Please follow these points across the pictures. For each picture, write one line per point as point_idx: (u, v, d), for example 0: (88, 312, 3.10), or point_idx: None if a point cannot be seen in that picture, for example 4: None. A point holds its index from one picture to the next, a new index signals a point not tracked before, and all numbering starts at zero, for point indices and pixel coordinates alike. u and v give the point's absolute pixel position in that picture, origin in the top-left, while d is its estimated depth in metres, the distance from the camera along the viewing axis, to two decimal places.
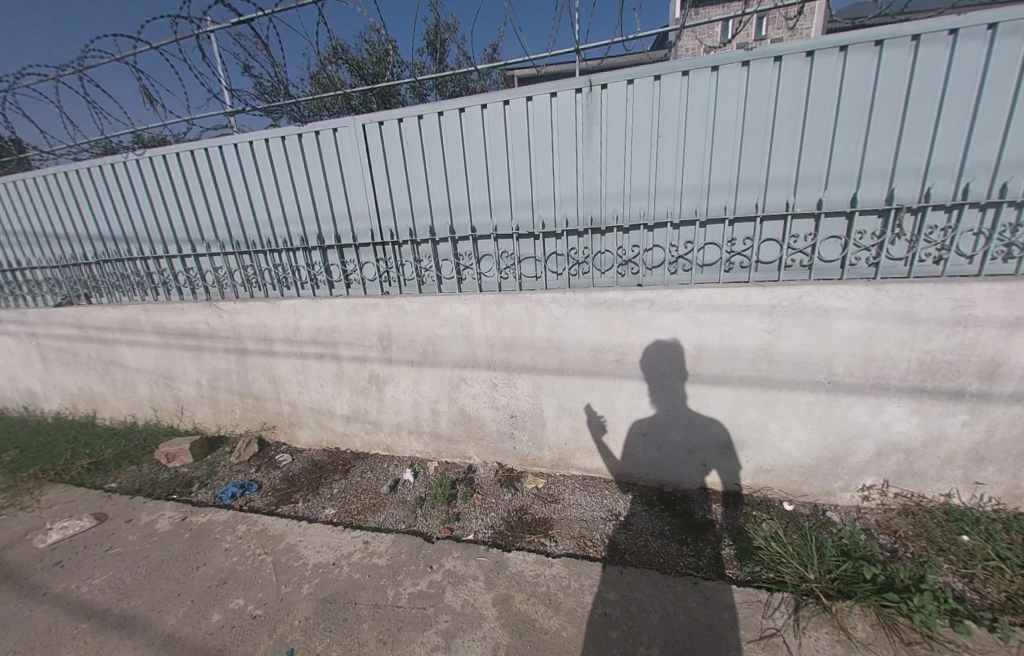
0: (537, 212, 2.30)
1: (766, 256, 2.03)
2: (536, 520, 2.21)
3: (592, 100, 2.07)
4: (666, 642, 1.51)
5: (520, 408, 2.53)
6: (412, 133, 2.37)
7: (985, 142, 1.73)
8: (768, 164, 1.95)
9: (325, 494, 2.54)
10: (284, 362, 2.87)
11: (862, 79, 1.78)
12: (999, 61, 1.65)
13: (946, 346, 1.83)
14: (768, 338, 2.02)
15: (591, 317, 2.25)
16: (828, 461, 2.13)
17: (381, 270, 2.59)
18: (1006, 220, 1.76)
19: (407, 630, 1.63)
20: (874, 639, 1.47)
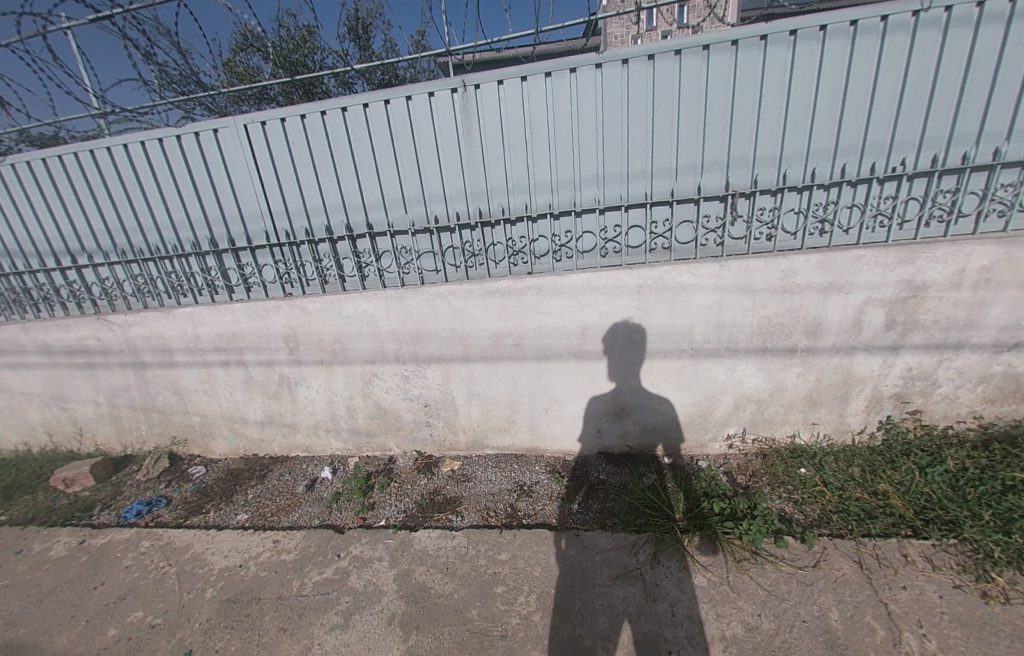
0: (430, 208, 2.38)
1: (634, 241, 2.25)
2: (446, 500, 2.35)
3: (467, 100, 2.16)
4: (543, 590, 1.71)
5: (432, 397, 2.63)
6: (296, 132, 2.35)
7: (796, 135, 2.01)
8: (627, 157, 2.15)
9: (238, 501, 2.53)
10: (186, 372, 2.82)
11: (696, 80, 1.99)
12: (801, 64, 1.91)
13: (779, 310, 2.15)
14: (639, 314, 2.26)
15: (487, 306, 2.38)
16: (698, 417, 2.43)
17: (280, 272, 2.56)
18: (818, 200, 2.05)
19: (308, 615, 1.71)
20: (712, 561, 1.77)
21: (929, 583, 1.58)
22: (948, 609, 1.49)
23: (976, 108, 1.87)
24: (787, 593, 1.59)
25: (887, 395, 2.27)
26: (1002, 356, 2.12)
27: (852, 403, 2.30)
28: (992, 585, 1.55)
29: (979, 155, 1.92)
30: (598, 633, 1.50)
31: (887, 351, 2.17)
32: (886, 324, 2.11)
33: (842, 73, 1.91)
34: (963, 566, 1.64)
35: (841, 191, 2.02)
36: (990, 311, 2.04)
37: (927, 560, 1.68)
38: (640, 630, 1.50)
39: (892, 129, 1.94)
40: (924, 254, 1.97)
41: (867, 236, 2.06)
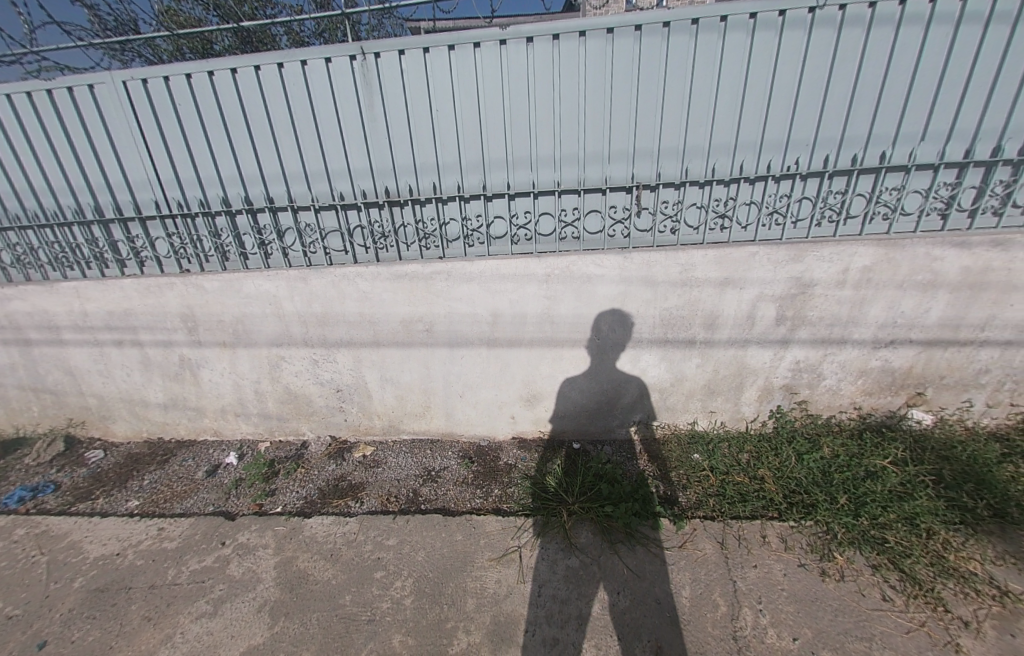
0: (334, 185, 2.26)
1: (544, 230, 2.24)
2: (350, 485, 2.31)
3: (367, 70, 2.03)
4: (422, 574, 1.72)
5: (345, 382, 2.56)
6: (183, 93, 2.16)
7: (698, 128, 2.02)
8: (534, 142, 2.10)
9: (132, 487, 2.42)
10: (77, 351, 2.63)
11: (600, 65, 1.94)
12: (702, 55, 1.90)
13: (679, 303, 2.22)
14: (547, 303, 2.27)
15: (395, 290, 2.29)
16: (606, 404, 2.50)
17: (174, 246, 2.39)
18: (718, 196, 2.10)
19: (176, 604, 1.66)
20: (588, 543, 1.84)
21: (778, 562, 1.70)
22: (789, 586, 1.60)
23: (865, 111, 1.93)
24: (648, 572, 1.68)
25: (777, 386, 2.39)
26: (880, 352, 2.26)
27: (746, 393, 2.42)
28: (831, 564, 1.68)
29: (867, 157, 2.00)
30: (463, 615, 1.54)
31: (778, 344, 2.27)
32: (776, 319, 2.21)
33: (741, 67, 1.91)
34: (812, 546, 1.76)
35: (739, 187, 2.07)
36: (870, 309, 2.15)
37: (782, 540, 1.80)
38: (504, 611, 1.55)
39: (789, 127, 1.99)
40: (811, 253, 2.06)
41: (763, 233, 2.13)
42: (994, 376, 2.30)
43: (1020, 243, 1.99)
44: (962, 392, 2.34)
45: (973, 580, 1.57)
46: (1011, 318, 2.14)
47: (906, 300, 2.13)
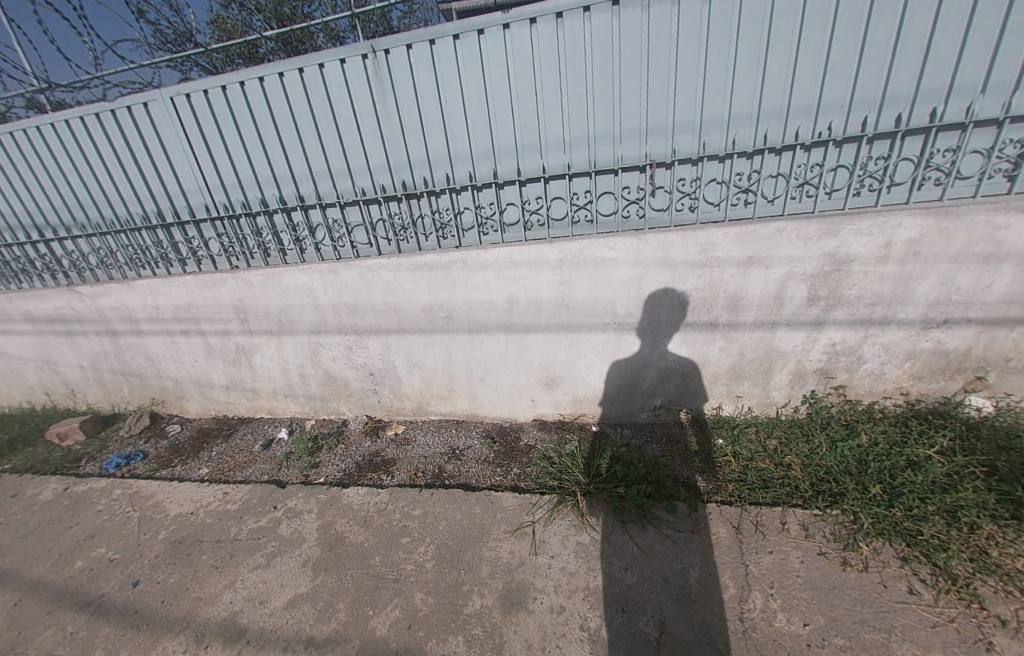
0: (355, 181, 2.38)
1: (557, 214, 2.23)
2: (382, 460, 2.51)
3: (378, 67, 2.10)
4: (442, 542, 1.87)
5: (376, 366, 2.73)
6: (221, 104, 2.36)
7: (717, 99, 1.90)
8: (543, 125, 2.08)
9: (203, 457, 2.80)
10: (153, 340, 3.03)
11: (609, 39, 1.87)
12: (719, 18, 1.77)
13: (699, 284, 2.15)
14: (562, 288, 2.30)
15: (416, 279, 2.40)
16: (626, 387, 2.50)
17: (223, 245, 2.66)
18: (740, 170, 1.98)
19: (238, 556, 1.94)
20: (600, 521, 1.90)
21: (796, 549, 1.67)
22: (804, 573, 1.57)
23: (913, 64, 1.73)
24: (657, 551, 1.72)
25: (810, 369, 2.26)
26: (932, 333, 2.06)
27: (776, 376, 2.31)
28: (855, 554, 1.62)
29: (915, 117, 1.80)
30: (478, 580, 1.68)
31: (810, 326, 2.14)
32: (808, 300, 2.08)
33: (763, 28, 1.77)
34: (835, 535, 1.70)
35: (764, 159, 1.94)
36: (919, 286, 1.96)
37: (802, 527, 1.76)
38: (514, 579, 1.66)
39: (820, 90, 1.82)
40: (847, 226, 1.91)
41: (793, 207, 1.99)
42: None
43: None
44: None
45: (1021, 581, 1.45)
46: None
47: (963, 275, 1.92)
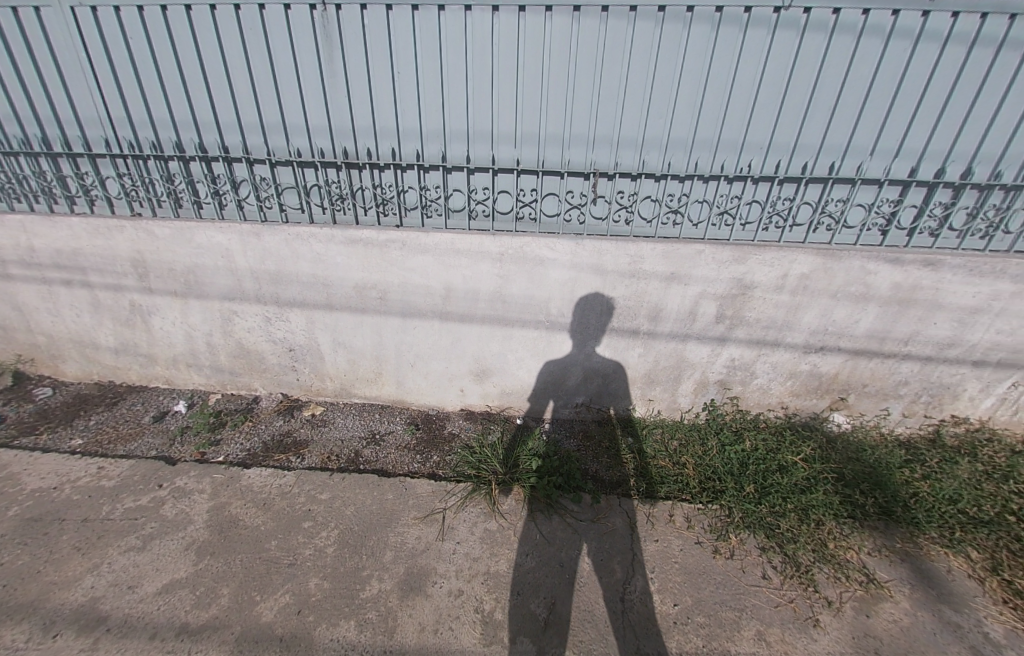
0: (292, 140, 2.21)
1: (503, 207, 2.25)
2: (294, 441, 2.38)
3: (328, 21, 1.95)
4: (347, 526, 1.81)
5: (298, 342, 2.57)
6: (132, 24, 2.04)
7: (658, 121, 2.03)
8: (497, 117, 2.08)
9: (78, 426, 2.45)
10: (24, 287, 2.58)
11: (567, 43, 1.90)
12: (667, 45, 1.88)
13: (626, 293, 2.30)
14: (500, 282, 2.33)
15: (351, 254, 2.28)
16: (551, 384, 2.60)
17: (125, 188, 2.32)
18: (671, 191, 2.15)
19: (107, 537, 1.73)
20: (509, 509, 1.96)
21: (678, 538, 1.85)
22: (682, 559, 1.76)
23: (820, 120, 1.98)
24: (558, 539, 1.82)
25: (711, 380, 2.53)
26: (809, 356, 2.39)
27: (682, 384, 2.55)
28: (725, 543, 1.84)
29: (816, 167, 2.06)
30: (379, 565, 1.65)
31: (715, 341, 2.39)
32: (715, 317, 2.32)
33: (705, 63, 1.91)
34: (711, 527, 1.92)
35: (692, 185, 2.12)
36: (804, 314, 2.27)
37: (686, 519, 1.96)
38: (417, 564, 1.66)
39: (746, 129, 2.02)
40: (754, 256, 2.15)
41: (712, 232, 2.21)
42: (911, 388, 2.46)
43: (948, 264, 2.12)
44: (881, 401, 2.51)
45: (847, 568, 1.74)
46: (933, 335, 2.28)
47: (838, 309, 2.24)
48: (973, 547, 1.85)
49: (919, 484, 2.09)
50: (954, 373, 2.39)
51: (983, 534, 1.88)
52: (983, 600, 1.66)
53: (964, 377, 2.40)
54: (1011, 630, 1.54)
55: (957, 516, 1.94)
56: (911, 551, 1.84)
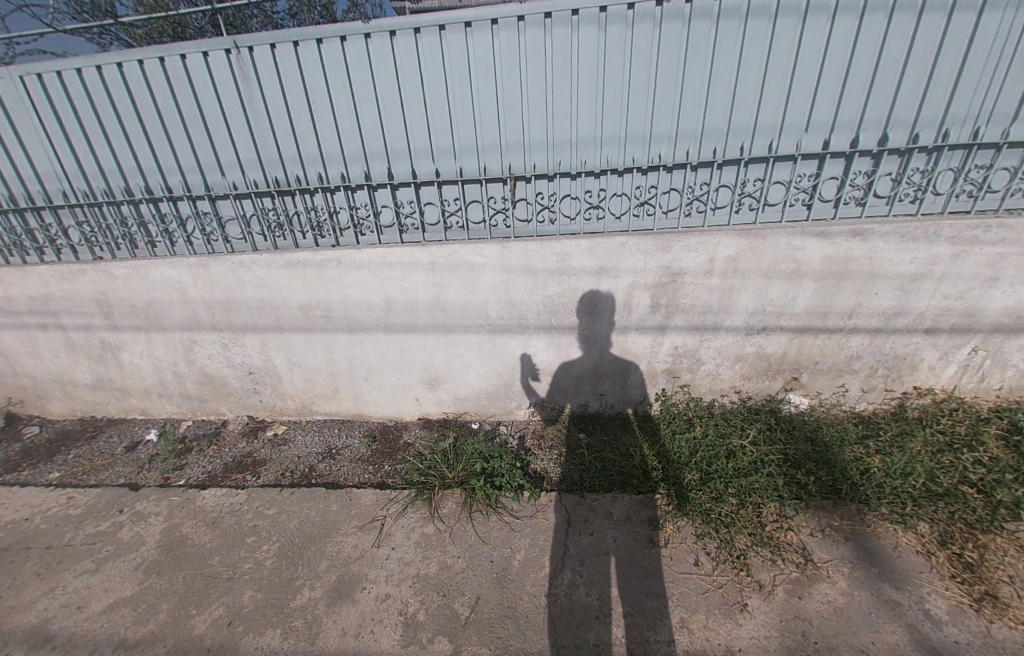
0: (227, 175, 2.35)
1: (430, 218, 2.32)
2: (253, 461, 2.46)
3: (243, 63, 2.11)
4: (288, 539, 1.87)
5: (255, 365, 2.67)
6: (74, 86, 2.24)
7: (563, 121, 2.09)
8: (410, 134, 2.19)
9: (56, 461, 2.59)
10: (6, 334, 2.77)
11: (463, 58, 2.00)
12: (558, 48, 1.94)
13: (560, 290, 2.33)
14: (436, 290, 2.36)
15: (291, 277, 2.38)
16: (502, 386, 2.62)
17: (84, 234, 2.50)
18: (589, 187, 2.19)
19: (65, 562, 1.83)
20: (447, 512, 1.98)
21: (613, 529, 1.84)
22: (614, 550, 1.75)
23: (722, 104, 1.99)
24: (492, 538, 1.83)
25: (660, 370, 2.51)
26: (753, 338, 2.35)
27: (632, 377, 2.54)
28: (660, 532, 1.82)
29: (727, 150, 2.07)
30: (312, 575, 1.70)
31: (655, 330, 2.39)
32: (651, 306, 2.32)
33: (598, 60, 1.95)
34: (649, 517, 1.90)
35: (608, 180, 2.15)
36: (739, 297, 2.24)
37: (625, 511, 1.94)
38: (349, 571, 1.70)
39: (650, 120, 2.05)
40: (677, 243, 2.15)
41: (635, 224, 2.22)
42: (866, 362, 2.36)
43: (877, 233, 2.04)
44: (836, 378, 2.43)
45: (785, 550, 1.70)
46: (877, 306, 2.20)
47: (773, 288, 2.20)
48: (924, 521, 1.76)
49: (870, 460, 2.00)
50: (906, 343, 2.29)
51: (939, 507, 1.78)
52: (930, 575, 1.58)
53: (919, 346, 2.29)
54: (955, 606, 1.46)
55: (909, 490, 1.85)
56: (858, 530, 1.77)
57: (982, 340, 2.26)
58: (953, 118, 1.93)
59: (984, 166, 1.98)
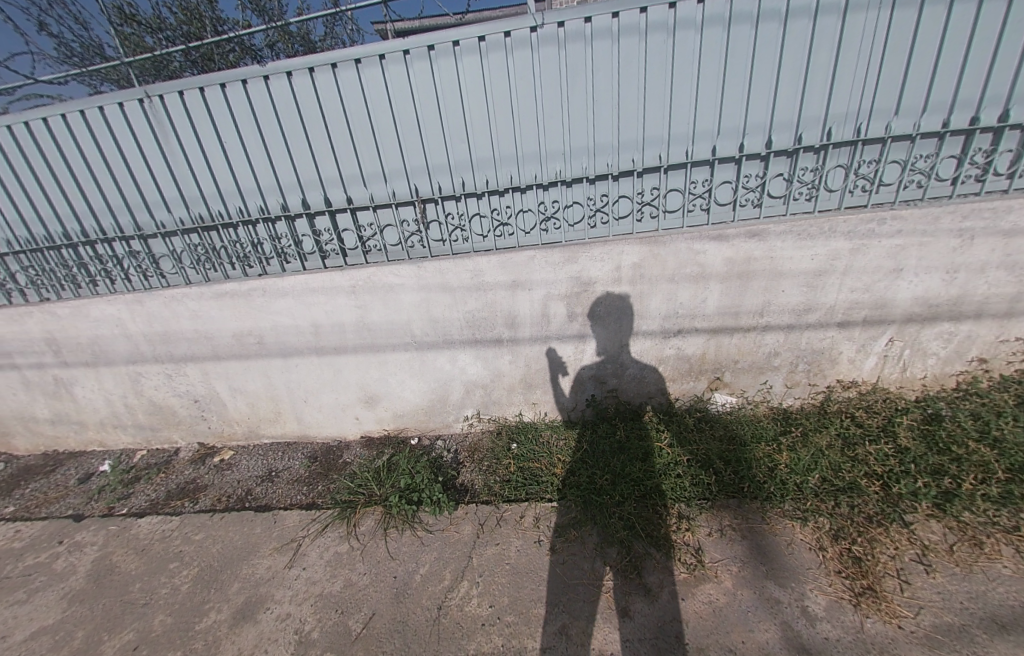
0: (155, 215, 2.46)
1: (349, 243, 2.37)
2: (195, 487, 2.56)
3: (157, 110, 2.24)
4: (207, 563, 1.95)
5: (199, 393, 2.77)
6: (11, 142, 2.40)
7: (461, 144, 2.14)
8: (319, 165, 2.26)
9: (14, 495, 2.70)
10: None
11: (357, 92, 2.08)
12: (444, 77, 2.01)
13: (478, 305, 2.36)
14: (359, 312, 2.42)
15: (221, 307, 2.48)
16: (436, 400, 2.66)
17: (29, 278, 2.63)
18: (496, 205, 2.23)
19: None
20: (364, 530, 2.03)
21: (518, 539, 1.88)
22: (514, 560, 1.79)
23: (612, 118, 2.02)
24: (400, 554, 1.88)
25: (587, 378, 2.53)
26: (671, 341, 2.38)
27: (561, 385, 2.57)
28: (563, 538, 1.86)
29: (623, 162, 2.09)
30: (222, 598, 1.76)
31: (576, 338, 2.42)
32: (568, 316, 2.35)
33: (484, 85, 2.01)
34: (556, 523, 1.94)
35: (513, 197, 2.20)
36: (650, 302, 2.27)
37: (535, 519, 1.98)
38: (257, 593, 1.76)
39: (545, 137, 2.09)
40: (583, 254, 2.18)
41: (545, 237, 2.26)
42: (785, 358, 2.38)
43: (774, 233, 2.07)
44: (759, 375, 2.45)
45: (679, 551, 1.73)
46: (786, 303, 2.22)
47: (681, 292, 2.24)
48: (823, 516, 1.78)
49: (778, 456, 2.02)
50: (822, 338, 2.31)
51: (840, 502, 1.80)
52: (817, 571, 1.59)
53: (835, 340, 2.31)
54: (834, 602, 1.47)
55: (811, 486, 1.87)
56: (755, 527, 1.81)
57: (897, 330, 2.26)
58: (835, 117, 1.95)
59: (874, 160, 1.99)
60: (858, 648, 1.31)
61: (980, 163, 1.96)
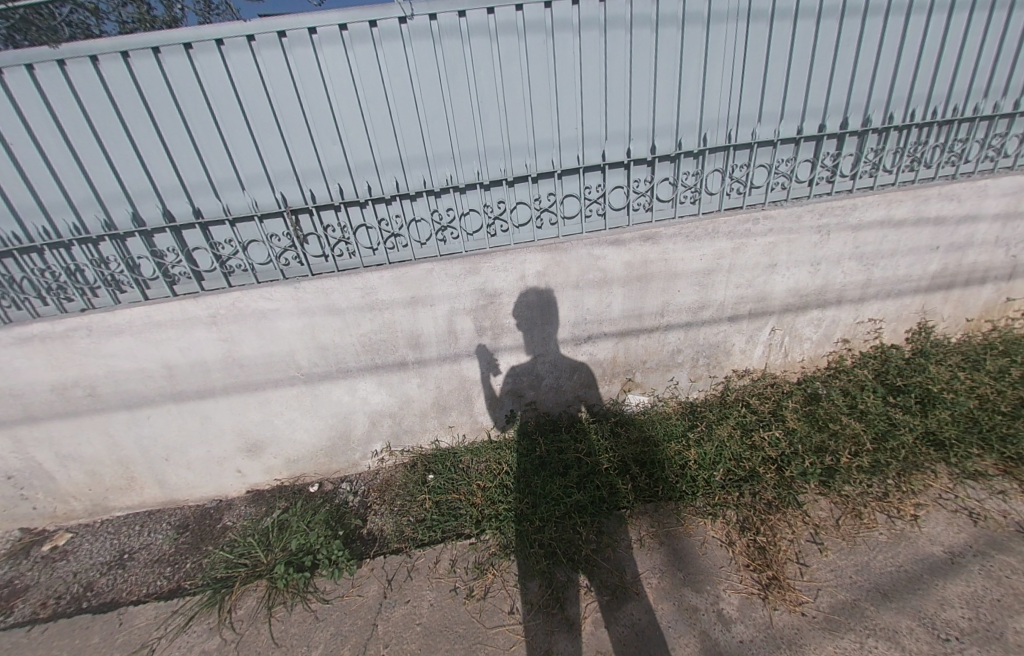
0: None
1: (205, 265, 1.97)
2: (10, 591, 1.94)
3: None
4: None
5: (13, 467, 2.13)
6: None
7: (333, 147, 1.88)
8: (151, 172, 1.83)
9: None
10: None
11: (191, 83, 1.71)
12: (303, 70, 1.73)
13: (374, 327, 2.10)
14: (226, 346, 2.03)
15: (30, 354, 1.90)
16: (337, 438, 2.34)
17: None
18: (383, 215, 2.00)
19: None
20: (243, 614, 1.66)
21: (431, 592, 1.66)
22: (426, 618, 1.56)
23: (498, 120, 1.90)
24: (288, 638, 1.55)
25: (503, 394, 2.40)
26: (582, 347, 2.34)
27: (476, 403, 2.40)
28: (481, 581, 1.67)
29: (515, 167, 2.00)
30: None
31: (487, 354, 2.27)
32: (476, 331, 2.20)
33: (352, 81, 1.77)
34: (473, 565, 1.75)
35: (401, 206, 1.99)
36: (558, 310, 2.20)
37: (449, 564, 1.78)
38: None
39: (429, 140, 1.91)
40: (485, 264, 2.04)
41: (442, 248, 2.07)
42: (687, 354, 2.47)
43: (665, 235, 2.11)
44: (666, 373, 2.51)
45: (600, 572, 1.63)
46: (682, 302, 2.29)
47: (586, 298, 2.20)
48: (730, 508, 1.82)
49: (687, 453, 2.06)
50: (716, 332, 2.42)
51: (743, 492, 1.86)
52: (728, 569, 1.59)
53: (727, 334, 2.44)
54: (745, 598, 1.47)
55: (718, 479, 1.92)
56: (671, 531, 1.78)
57: (777, 320, 2.45)
58: (708, 122, 2.04)
59: (744, 164, 2.12)
60: (770, 646, 1.29)
61: (829, 166, 2.19)
